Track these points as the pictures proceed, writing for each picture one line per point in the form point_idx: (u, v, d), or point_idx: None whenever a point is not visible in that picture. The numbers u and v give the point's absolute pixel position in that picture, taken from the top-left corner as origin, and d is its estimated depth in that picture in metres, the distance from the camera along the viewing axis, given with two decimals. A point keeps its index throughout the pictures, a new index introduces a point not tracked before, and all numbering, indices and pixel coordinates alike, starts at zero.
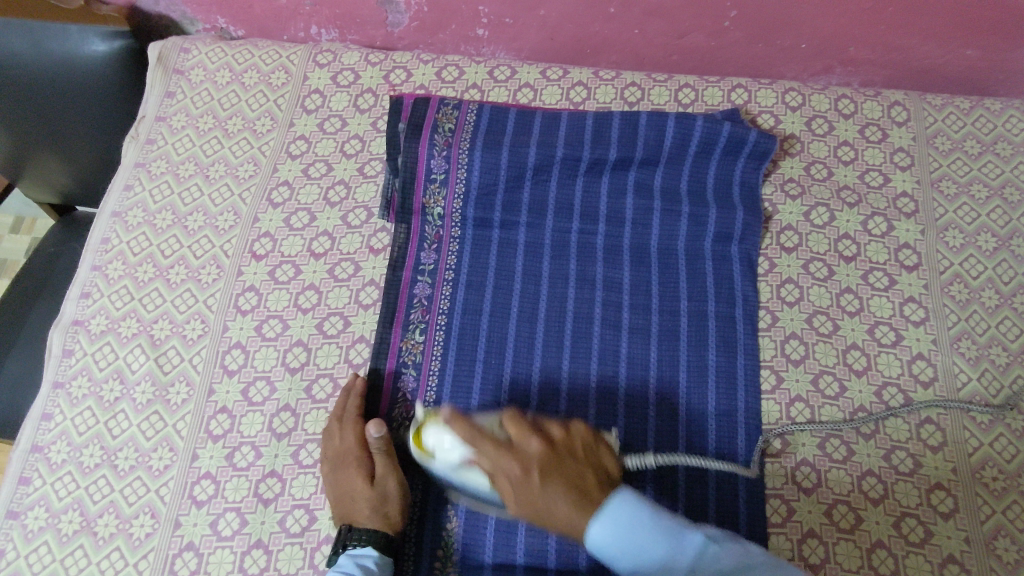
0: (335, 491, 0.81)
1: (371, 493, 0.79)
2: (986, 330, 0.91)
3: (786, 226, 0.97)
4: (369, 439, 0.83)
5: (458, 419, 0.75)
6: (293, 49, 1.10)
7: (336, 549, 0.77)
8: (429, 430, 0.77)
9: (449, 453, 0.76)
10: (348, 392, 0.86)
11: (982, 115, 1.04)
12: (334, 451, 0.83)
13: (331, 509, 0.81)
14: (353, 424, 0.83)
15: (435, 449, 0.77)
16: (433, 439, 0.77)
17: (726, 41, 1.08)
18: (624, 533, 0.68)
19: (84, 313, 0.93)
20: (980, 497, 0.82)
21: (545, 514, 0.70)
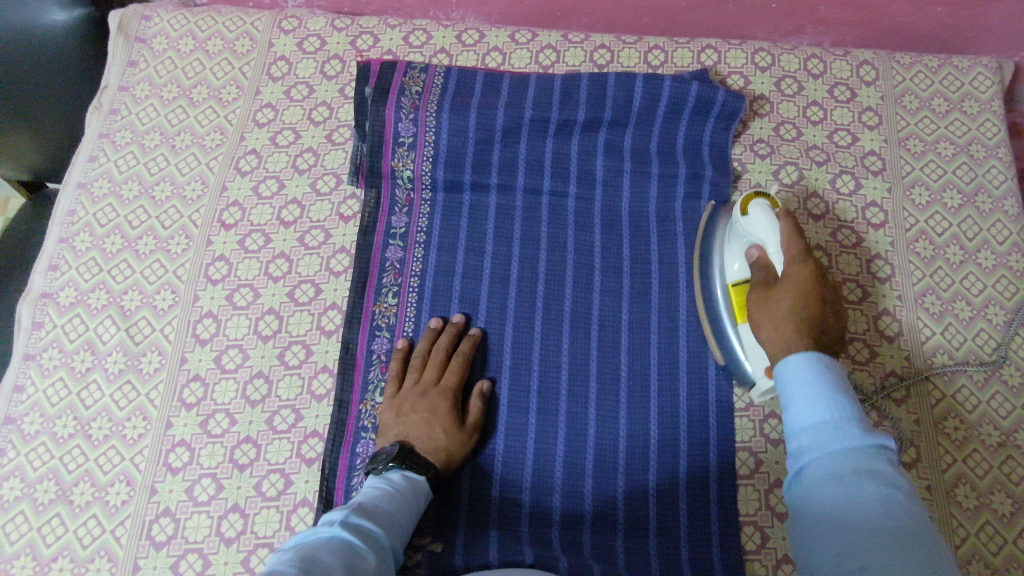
0: (397, 417, 0.82)
1: (438, 428, 0.81)
2: (950, 286, 0.92)
3: (755, 186, 0.98)
4: (450, 379, 0.84)
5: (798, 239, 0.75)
6: (258, 16, 1.08)
7: (387, 461, 0.77)
8: (757, 203, 0.80)
9: (759, 229, 0.78)
10: (437, 331, 0.89)
11: (950, 73, 1.04)
12: (415, 379, 0.85)
13: (389, 432, 0.82)
14: (436, 361, 0.86)
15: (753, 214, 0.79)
16: (761, 214, 0.79)
17: (696, 2, 1.07)
18: (801, 398, 0.62)
19: (52, 285, 0.93)
20: (941, 446, 0.84)
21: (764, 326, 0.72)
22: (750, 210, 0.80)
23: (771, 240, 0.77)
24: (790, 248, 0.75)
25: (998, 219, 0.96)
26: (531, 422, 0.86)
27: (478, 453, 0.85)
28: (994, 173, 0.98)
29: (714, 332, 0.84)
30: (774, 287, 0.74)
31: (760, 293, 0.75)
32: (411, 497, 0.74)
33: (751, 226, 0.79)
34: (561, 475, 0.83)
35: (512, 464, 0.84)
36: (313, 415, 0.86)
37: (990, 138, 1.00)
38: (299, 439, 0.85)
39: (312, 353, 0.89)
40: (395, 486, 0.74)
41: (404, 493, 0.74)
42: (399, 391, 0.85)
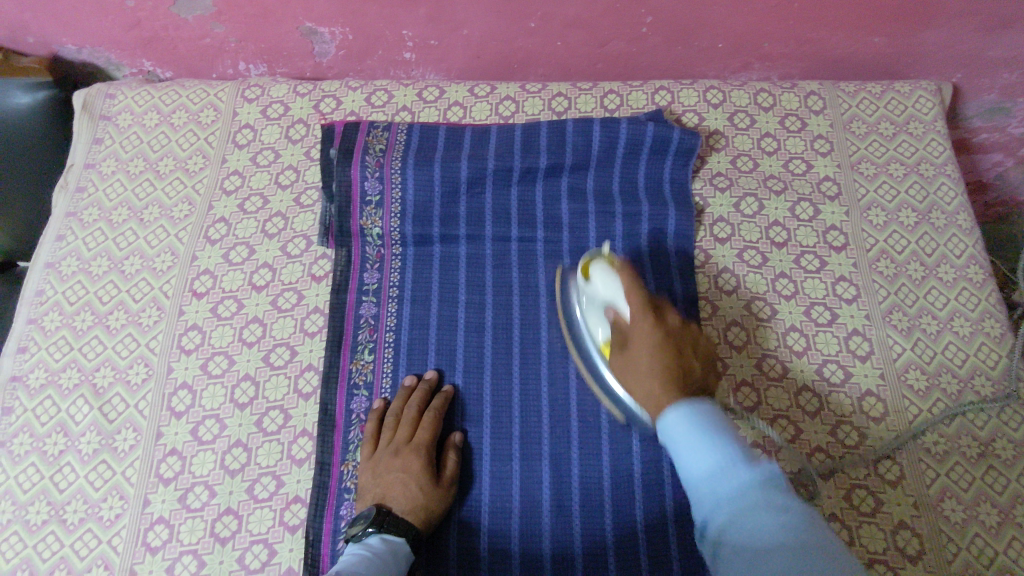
0: (373, 478, 0.82)
1: (413, 487, 0.79)
2: (915, 302, 0.94)
3: (718, 218, 1.00)
4: (423, 434, 0.84)
5: (627, 270, 0.77)
6: (221, 86, 1.10)
7: (366, 527, 0.76)
8: (598, 267, 0.81)
9: (603, 291, 0.79)
10: (411, 387, 0.88)
11: (893, 98, 1.09)
12: (390, 438, 0.85)
13: (368, 493, 0.81)
14: (409, 419, 0.85)
15: (595, 280, 0.80)
16: (603, 277, 0.79)
17: (646, 46, 1.11)
18: (705, 469, 0.56)
19: (22, 368, 0.92)
20: (923, 461, 0.85)
21: (635, 376, 0.70)
22: (592, 276, 0.81)
23: (618, 295, 0.76)
24: (632, 301, 0.73)
25: (953, 234, 0.99)
26: (515, 470, 0.85)
27: (465, 506, 0.84)
28: (945, 190, 1.02)
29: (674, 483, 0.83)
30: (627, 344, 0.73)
31: (620, 355, 0.74)
32: (390, 560, 0.72)
33: (597, 291, 0.80)
34: (548, 521, 0.82)
35: (499, 513, 0.83)
36: (295, 480, 0.85)
37: (937, 157, 1.04)
38: (282, 507, 0.83)
39: (291, 417, 0.88)
40: (372, 550, 0.73)
41: (381, 559, 0.72)
42: (375, 451, 0.85)
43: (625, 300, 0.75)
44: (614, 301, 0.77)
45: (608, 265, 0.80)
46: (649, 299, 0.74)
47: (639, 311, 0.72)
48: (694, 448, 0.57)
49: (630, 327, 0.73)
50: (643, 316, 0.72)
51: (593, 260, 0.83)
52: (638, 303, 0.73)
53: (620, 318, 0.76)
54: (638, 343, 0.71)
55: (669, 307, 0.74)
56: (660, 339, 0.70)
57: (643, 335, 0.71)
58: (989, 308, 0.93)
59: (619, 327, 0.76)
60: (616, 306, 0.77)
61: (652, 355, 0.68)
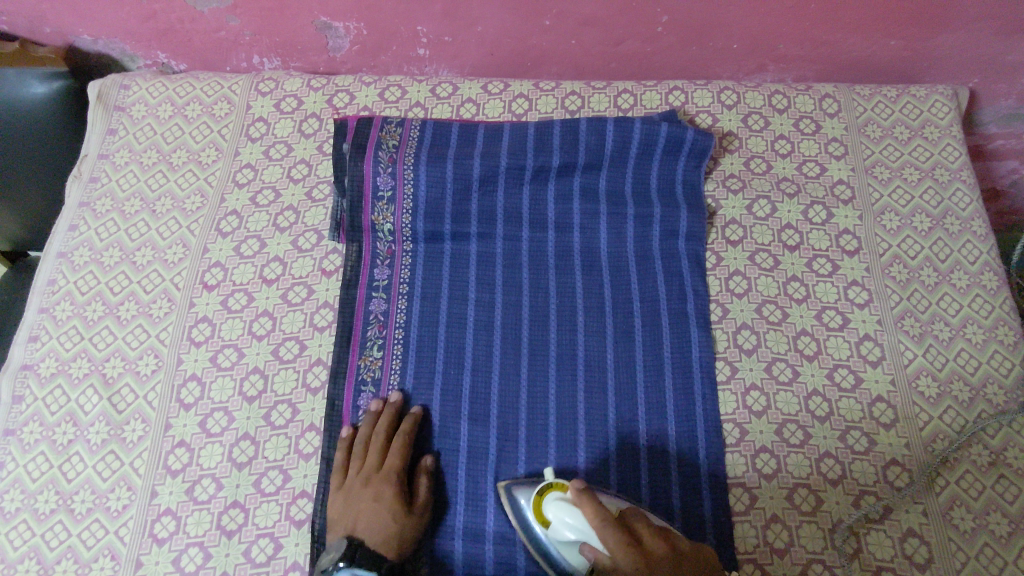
0: (344, 507, 0.80)
1: (386, 517, 0.78)
2: (928, 308, 0.94)
3: (730, 220, 1.00)
4: (394, 461, 0.82)
5: (589, 499, 0.70)
6: (234, 79, 1.10)
7: (336, 561, 0.74)
8: (551, 504, 0.75)
9: (568, 530, 0.73)
10: (378, 412, 0.87)
11: (909, 102, 1.08)
12: (359, 466, 0.83)
13: (338, 524, 0.79)
14: (378, 445, 0.84)
15: (556, 522, 0.74)
16: (560, 516, 0.73)
17: (660, 46, 1.11)
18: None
19: (33, 356, 0.92)
20: (933, 469, 0.84)
21: (612, 568, 0.68)
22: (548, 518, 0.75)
23: (588, 536, 0.72)
24: (608, 540, 0.69)
25: (967, 240, 0.98)
26: (521, 469, 0.85)
27: (470, 505, 0.83)
28: (959, 196, 1.01)
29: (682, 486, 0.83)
30: (612, 568, 0.69)
31: (593, 552, 0.70)
32: None
33: (558, 533, 0.74)
34: None
35: (505, 512, 0.83)
36: (301, 475, 0.85)
37: (953, 162, 1.03)
38: (288, 500, 0.83)
39: (299, 412, 0.88)
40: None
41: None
42: (344, 480, 0.82)
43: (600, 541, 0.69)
44: (580, 536, 0.72)
45: (564, 497, 0.75)
46: (621, 529, 0.69)
47: (622, 544, 0.68)
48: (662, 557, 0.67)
49: (609, 564, 0.68)
50: (623, 550, 0.68)
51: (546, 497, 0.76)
52: (617, 539, 0.68)
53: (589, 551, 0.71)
54: (625, 571, 0.67)
55: (635, 513, 0.73)
56: (647, 560, 0.68)
57: (612, 554, 0.68)
58: (1002, 316, 0.92)
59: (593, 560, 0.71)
60: (589, 543, 0.72)
61: (638, 566, 0.67)
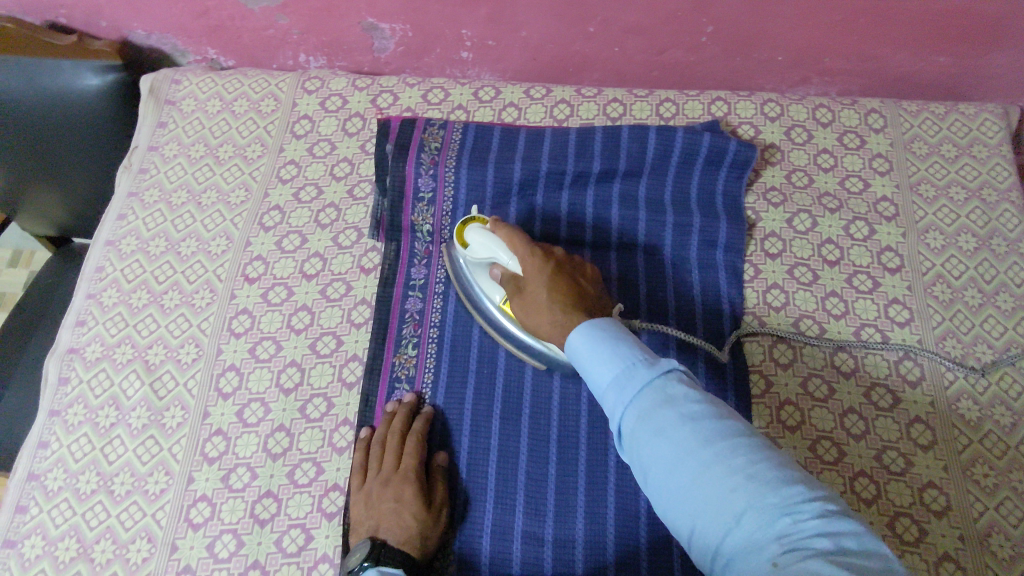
0: (366, 509, 0.80)
1: (407, 516, 0.78)
2: (971, 329, 0.92)
3: (770, 233, 0.99)
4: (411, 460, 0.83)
5: (502, 224, 0.83)
6: (282, 77, 1.12)
7: (363, 562, 0.74)
8: (472, 230, 0.84)
9: (483, 249, 0.83)
10: (393, 413, 0.87)
11: (957, 120, 1.06)
12: (378, 467, 0.83)
13: (362, 526, 0.79)
14: (395, 445, 0.84)
15: (474, 243, 0.84)
16: (480, 237, 0.83)
17: (704, 56, 1.10)
18: (663, 434, 0.57)
19: (79, 340, 0.95)
20: (971, 493, 0.83)
21: (534, 316, 0.77)
22: (470, 240, 0.85)
23: (498, 253, 0.82)
24: (518, 251, 0.80)
25: (1015, 262, 0.96)
26: (551, 473, 0.84)
27: (499, 506, 0.83)
28: (1007, 217, 0.99)
29: None
30: (524, 294, 0.79)
31: (517, 301, 0.79)
32: None
33: (477, 253, 0.84)
34: (583, 527, 0.82)
35: (533, 515, 0.83)
36: (334, 468, 0.86)
37: (1001, 182, 1.01)
38: (320, 493, 0.84)
39: (334, 406, 0.89)
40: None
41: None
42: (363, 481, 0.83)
43: (510, 251, 0.81)
44: (496, 255, 0.82)
45: (482, 227, 0.85)
46: (533, 245, 0.81)
47: (535, 264, 0.79)
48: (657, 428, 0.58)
49: (521, 276, 0.80)
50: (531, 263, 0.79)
51: (469, 225, 0.86)
52: (524, 252, 0.80)
53: (509, 271, 0.81)
54: (532, 290, 0.78)
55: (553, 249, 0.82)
56: (554, 279, 0.77)
57: (535, 289, 0.78)
58: None
59: (511, 277, 0.81)
60: (500, 262, 0.82)
61: (550, 303, 0.76)
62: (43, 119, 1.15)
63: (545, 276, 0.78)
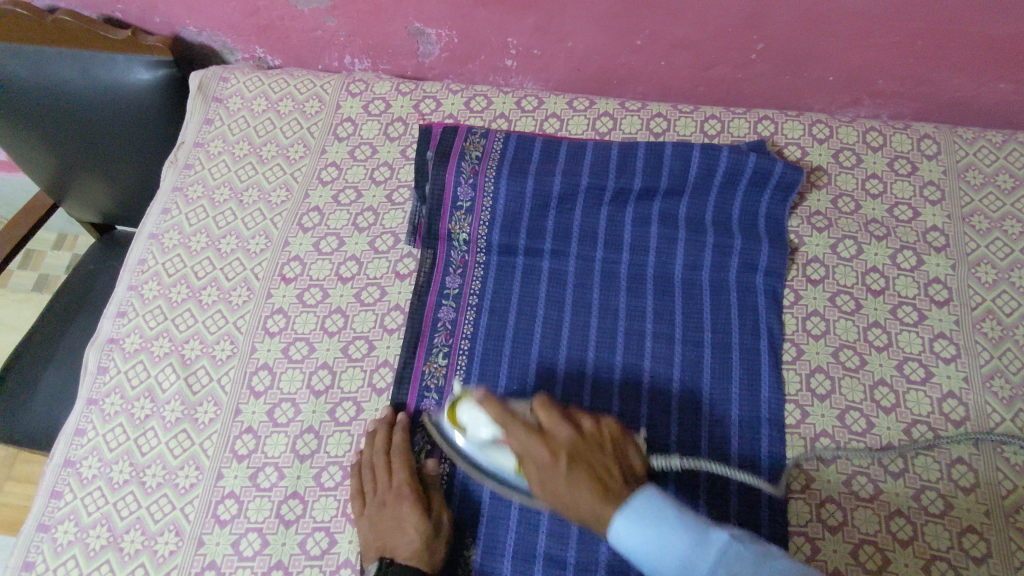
0: (369, 531, 0.80)
1: (411, 531, 0.79)
2: (1021, 369, 0.89)
3: (812, 258, 0.97)
4: (403, 475, 0.83)
5: (490, 400, 0.77)
6: (327, 78, 1.13)
7: None
8: (462, 405, 0.80)
9: (474, 425, 0.79)
10: (374, 432, 0.86)
11: (1015, 149, 1.02)
12: (374, 486, 0.83)
13: (367, 547, 0.80)
14: (387, 459, 0.84)
15: (468, 424, 0.79)
16: (469, 413, 0.79)
17: (753, 73, 1.08)
18: (662, 548, 0.65)
19: (119, 331, 0.96)
20: (1014, 541, 0.80)
21: (565, 500, 0.72)
22: (460, 416, 0.80)
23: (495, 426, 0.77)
24: (516, 431, 0.75)
25: None
26: None
27: (523, 521, 0.83)
28: None
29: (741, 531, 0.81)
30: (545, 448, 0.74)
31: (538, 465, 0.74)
32: None
33: (472, 430, 0.79)
34: (606, 550, 0.81)
35: (557, 533, 0.82)
36: None
37: None
38: (345, 497, 0.85)
39: (363, 411, 0.90)
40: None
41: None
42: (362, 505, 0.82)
43: (508, 434, 0.76)
44: (496, 431, 0.77)
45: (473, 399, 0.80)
46: (539, 421, 0.77)
47: (548, 455, 0.74)
48: (650, 534, 0.66)
49: (522, 450, 0.75)
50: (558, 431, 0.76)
51: (456, 401, 0.82)
52: (534, 443, 0.75)
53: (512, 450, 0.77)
54: (559, 492, 0.72)
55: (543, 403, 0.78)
56: (569, 457, 0.73)
57: (557, 482, 0.72)
58: None
59: (517, 453, 0.76)
60: (501, 437, 0.78)
61: (574, 491, 0.71)
62: (94, 110, 1.18)
63: (564, 465, 0.72)
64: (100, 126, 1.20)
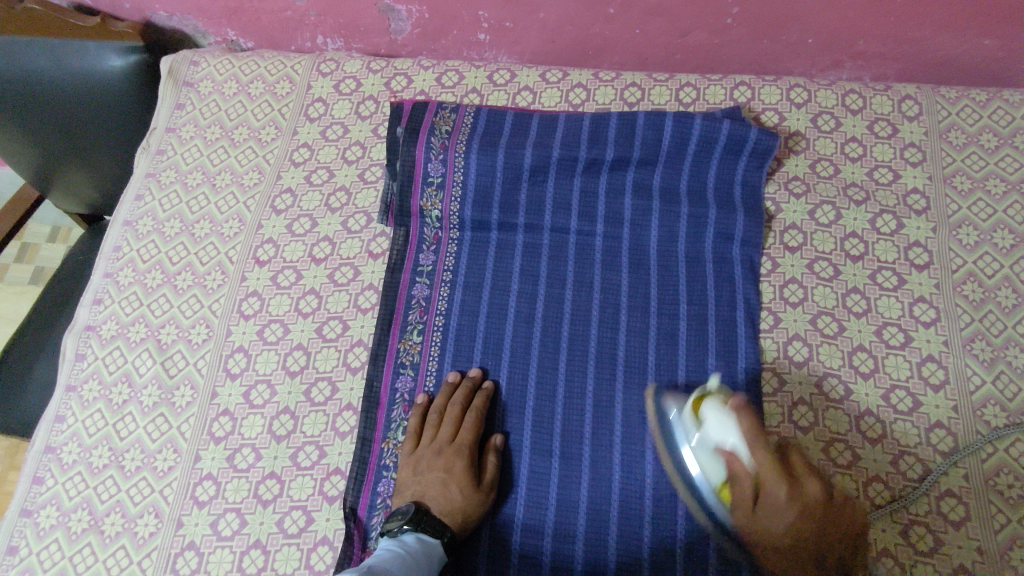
0: (414, 475, 0.83)
1: (453, 489, 0.80)
2: (1002, 332, 0.87)
3: (790, 225, 0.95)
4: (466, 436, 0.84)
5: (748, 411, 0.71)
6: (298, 59, 1.12)
7: (402, 524, 0.77)
8: (712, 407, 0.74)
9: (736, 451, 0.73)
10: (454, 384, 0.88)
11: (1000, 107, 1.00)
12: (434, 436, 0.85)
13: (407, 491, 0.82)
14: (453, 416, 0.85)
15: (710, 420, 0.74)
16: (716, 416, 0.73)
17: (729, 38, 1.06)
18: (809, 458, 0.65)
19: (96, 318, 0.97)
20: (993, 504, 0.79)
21: (767, 514, 0.69)
22: (705, 415, 0.74)
23: (740, 446, 0.70)
24: (761, 455, 0.69)
25: None
26: (554, 466, 0.84)
27: (499, 497, 0.84)
28: None
29: None
30: (758, 505, 0.70)
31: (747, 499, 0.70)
32: (422, 559, 0.74)
33: (709, 432, 0.73)
34: (583, 522, 0.81)
35: (533, 508, 0.83)
36: (336, 452, 0.86)
37: None
38: (322, 477, 0.85)
39: (338, 390, 0.90)
40: (407, 551, 0.74)
41: (413, 558, 0.74)
42: (416, 448, 0.85)
43: (748, 452, 0.70)
44: (734, 445, 0.71)
45: (721, 404, 0.74)
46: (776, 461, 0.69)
47: (770, 469, 0.69)
48: None
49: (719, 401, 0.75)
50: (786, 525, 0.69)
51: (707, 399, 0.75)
52: (770, 465, 0.69)
53: (736, 464, 0.70)
54: (769, 502, 0.69)
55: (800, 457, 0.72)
56: (801, 506, 0.68)
57: (775, 507, 0.68)
58: None
59: (732, 459, 0.71)
60: (725, 448, 0.72)
61: (794, 523, 0.68)
62: (71, 98, 1.17)
63: (785, 484, 0.68)
64: (78, 115, 1.19)
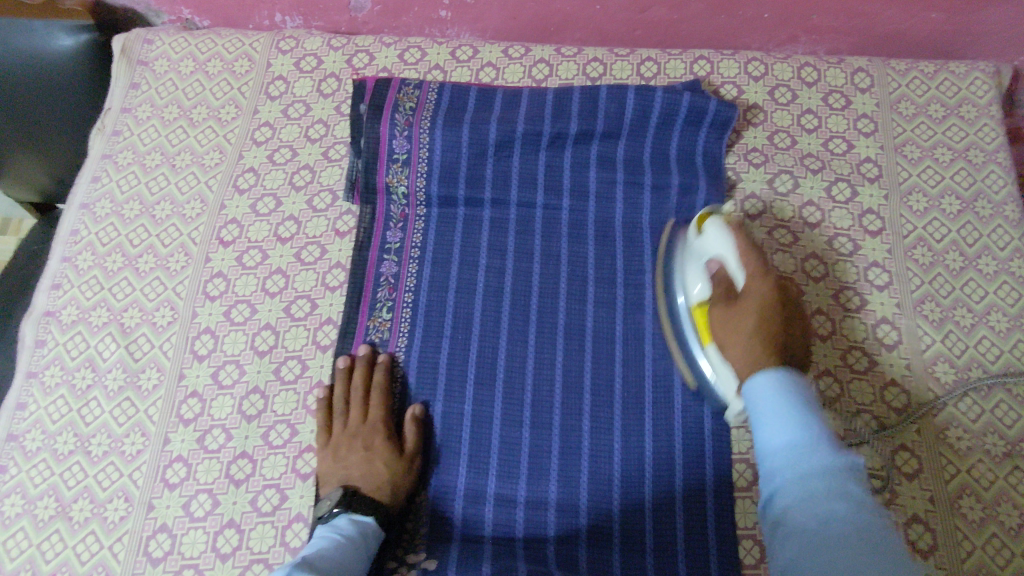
0: (335, 461, 0.83)
1: (377, 465, 0.82)
2: (951, 293, 0.91)
3: (750, 195, 0.98)
4: (377, 413, 0.86)
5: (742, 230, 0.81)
6: (256, 36, 1.10)
7: (334, 508, 0.78)
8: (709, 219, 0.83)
9: (718, 245, 0.81)
10: (349, 368, 0.88)
11: (947, 78, 1.03)
12: (345, 420, 0.86)
13: (331, 478, 0.82)
14: (357, 399, 0.86)
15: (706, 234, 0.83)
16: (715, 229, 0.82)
17: (689, 13, 1.07)
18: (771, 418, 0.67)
19: (55, 304, 0.95)
20: (944, 456, 0.83)
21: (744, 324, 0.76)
22: (705, 228, 0.83)
23: (729, 252, 0.80)
24: (748, 262, 0.79)
25: (998, 225, 0.95)
26: (525, 435, 0.86)
27: (471, 468, 0.85)
28: (994, 178, 0.97)
29: (685, 463, 0.83)
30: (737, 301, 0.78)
31: (723, 306, 0.79)
32: (360, 541, 0.75)
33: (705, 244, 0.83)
34: (556, 489, 0.83)
35: (506, 477, 0.84)
36: (308, 429, 0.87)
37: (988, 143, 0.99)
38: (294, 454, 0.85)
39: (308, 368, 0.90)
40: (343, 534, 0.74)
41: (350, 543, 0.74)
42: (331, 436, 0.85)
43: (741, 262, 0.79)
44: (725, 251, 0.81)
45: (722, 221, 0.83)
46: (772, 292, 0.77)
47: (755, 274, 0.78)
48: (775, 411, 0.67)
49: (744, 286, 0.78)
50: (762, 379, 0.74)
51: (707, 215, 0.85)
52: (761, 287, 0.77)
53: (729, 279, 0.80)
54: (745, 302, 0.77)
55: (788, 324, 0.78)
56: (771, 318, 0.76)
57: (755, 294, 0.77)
58: None
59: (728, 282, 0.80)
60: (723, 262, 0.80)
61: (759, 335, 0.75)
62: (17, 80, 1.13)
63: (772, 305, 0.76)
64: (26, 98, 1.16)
